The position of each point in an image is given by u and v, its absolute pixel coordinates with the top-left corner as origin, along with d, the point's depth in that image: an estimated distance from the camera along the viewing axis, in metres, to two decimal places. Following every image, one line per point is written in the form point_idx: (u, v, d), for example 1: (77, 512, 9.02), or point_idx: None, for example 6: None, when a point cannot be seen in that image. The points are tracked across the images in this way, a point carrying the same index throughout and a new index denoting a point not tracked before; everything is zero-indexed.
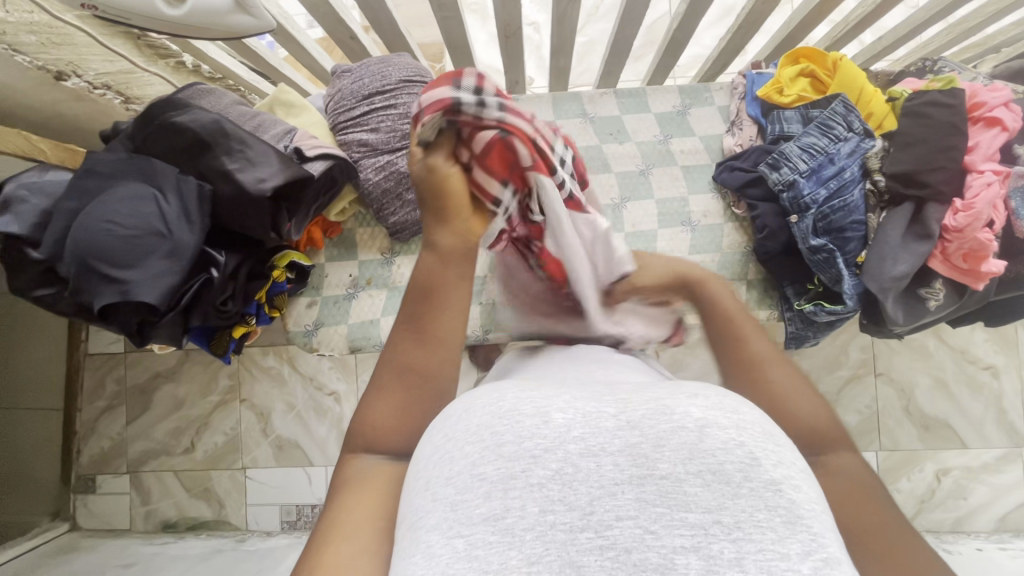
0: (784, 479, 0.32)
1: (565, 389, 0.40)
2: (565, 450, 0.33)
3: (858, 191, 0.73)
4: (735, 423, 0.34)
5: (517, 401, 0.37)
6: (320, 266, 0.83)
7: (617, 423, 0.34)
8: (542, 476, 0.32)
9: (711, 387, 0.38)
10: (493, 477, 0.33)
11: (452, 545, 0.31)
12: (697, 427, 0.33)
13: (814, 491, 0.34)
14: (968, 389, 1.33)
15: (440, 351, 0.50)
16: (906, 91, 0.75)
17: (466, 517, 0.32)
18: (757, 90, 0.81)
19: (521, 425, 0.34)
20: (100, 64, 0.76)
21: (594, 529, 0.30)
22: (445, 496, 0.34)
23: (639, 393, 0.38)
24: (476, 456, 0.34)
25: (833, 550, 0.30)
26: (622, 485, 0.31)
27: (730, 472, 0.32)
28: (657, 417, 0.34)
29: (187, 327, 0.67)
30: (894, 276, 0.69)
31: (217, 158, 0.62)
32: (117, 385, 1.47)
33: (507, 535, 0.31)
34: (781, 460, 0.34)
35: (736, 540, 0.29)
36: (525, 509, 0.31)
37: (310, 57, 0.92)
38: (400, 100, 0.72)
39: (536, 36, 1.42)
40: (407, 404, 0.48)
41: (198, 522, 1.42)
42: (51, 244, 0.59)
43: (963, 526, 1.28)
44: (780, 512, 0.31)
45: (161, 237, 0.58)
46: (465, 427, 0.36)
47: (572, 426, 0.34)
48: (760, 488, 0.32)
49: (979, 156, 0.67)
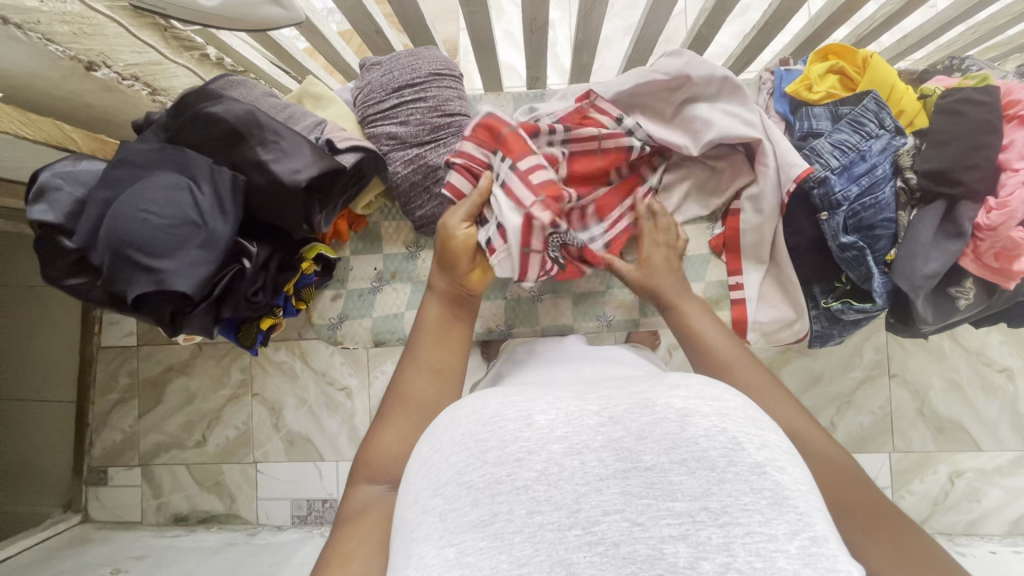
0: (768, 461, 0.34)
1: (549, 392, 0.42)
2: (549, 451, 0.35)
3: (889, 188, 0.72)
4: (716, 411, 0.36)
5: (500, 406, 0.39)
6: (345, 258, 0.83)
7: (600, 420, 0.37)
8: (527, 478, 0.34)
9: (696, 378, 0.41)
10: (479, 484, 0.35)
11: (445, 553, 0.33)
12: (677, 417, 0.36)
13: (799, 471, 0.36)
14: (983, 392, 1.32)
15: (436, 376, 0.58)
16: (937, 88, 0.75)
17: (455, 526, 0.34)
18: (787, 87, 0.80)
19: (503, 430, 0.37)
20: (129, 55, 0.75)
21: (582, 526, 0.32)
22: (433, 507, 0.36)
23: (624, 390, 0.41)
24: (463, 465, 0.36)
25: (819, 527, 0.32)
26: (606, 481, 0.33)
27: (714, 459, 0.34)
28: (638, 411, 0.37)
29: (218, 318, 0.66)
30: (925, 274, 0.68)
31: (252, 149, 0.62)
32: (129, 378, 1.47)
33: (497, 540, 0.33)
34: (764, 444, 0.36)
35: (724, 525, 0.31)
36: (513, 513, 0.33)
37: (333, 49, 0.92)
38: (429, 94, 0.73)
39: (553, 33, 1.42)
40: (409, 429, 0.53)
41: (209, 516, 1.43)
42: (85, 234, 0.59)
43: (975, 528, 1.28)
44: (765, 494, 0.33)
45: (196, 227, 0.59)
46: (451, 437, 0.39)
47: (554, 427, 0.37)
48: (744, 472, 0.33)
49: (1013, 154, 0.66)
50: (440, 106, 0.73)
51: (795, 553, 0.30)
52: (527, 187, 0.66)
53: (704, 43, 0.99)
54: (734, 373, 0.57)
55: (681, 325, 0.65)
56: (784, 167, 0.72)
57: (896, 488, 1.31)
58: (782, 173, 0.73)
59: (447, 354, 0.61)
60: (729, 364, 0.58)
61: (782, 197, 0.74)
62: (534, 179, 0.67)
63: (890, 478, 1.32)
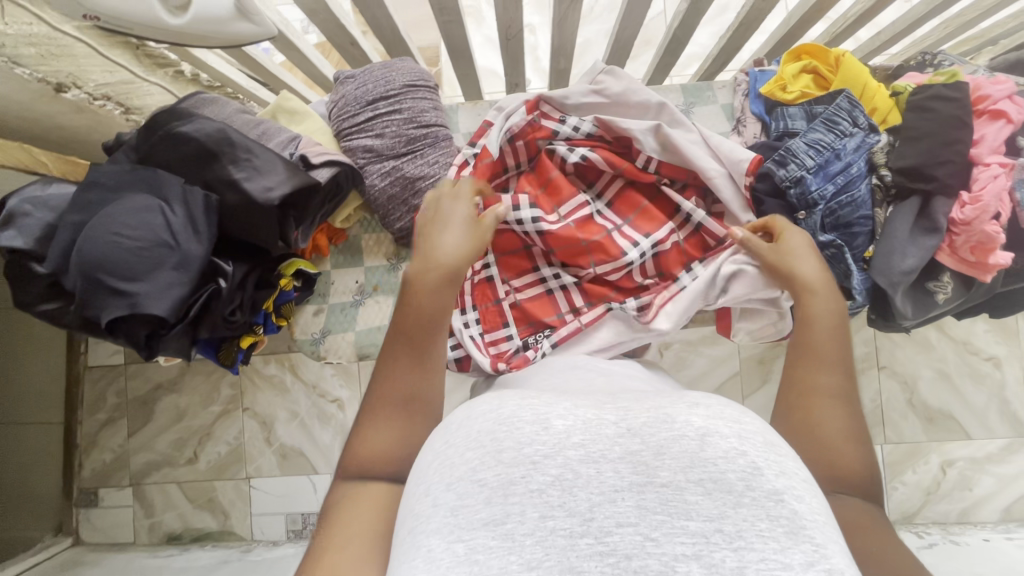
0: (787, 489, 0.34)
1: (568, 398, 0.42)
2: (565, 457, 0.35)
3: (865, 186, 0.73)
4: (736, 433, 0.36)
5: (518, 407, 0.39)
6: (326, 273, 0.82)
7: (618, 430, 0.37)
8: (542, 482, 0.34)
9: (716, 399, 0.41)
10: (493, 483, 0.35)
11: (453, 549, 0.33)
12: (697, 436, 0.36)
13: (817, 503, 0.35)
14: (971, 380, 1.33)
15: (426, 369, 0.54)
16: (909, 86, 0.75)
17: (466, 522, 0.34)
18: (760, 87, 0.82)
19: (520, 431, 0.37)
20: (100, 75, 0.75)
21: (594, 535, 0.32)
22: (445, 501, 0.36)
23: (644, 403, 0.41)
24: (477, 462, 0.36)
25: (836, 560, 0.31)
26: (622, 492, 0.33)
27: (732, 481, 0.34)
28: (657, 426, 0.37)
29: (195, 339, 0.66)
30: (904, 270, 0.69)
31: (224, 168, 0.62)
32: (117, 398, 1.45)
33: (507, 540, 0.32)
34: (783, 471, 0.35)
35: (738, 549, 0.31)
36: (525, 514, 0.33)
37: (310, 62, 0.92)
38: (405, 106, 0.72)
39: (532, 37, 1.43)
40: (400, 425, 0.51)
41: (203, 533, 1.41)
42: (56, 258, 0.58)
43: (968, 517, 1.29)
44: (782, 522, 0.32)
45: (169, 248, 0.58)
46: (466, 434, 0.39)
47: (572, 432, 0.37)
48: (761, 498, 0.33)
49: (985, 148, 0.67)
50: (416, 118, 0.73)
51: None
52: (483, 348, 0.76)
53: (678, 47, 1.00)
54: (816, 401, 0.52)
55: (801, 329, 0.58)
56: (734, 164, 0.75)
57: (889, 479, 1.31)
58: (734, 169, 0.75)
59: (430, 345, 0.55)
60: (829, 393, 0.53)
61: (745, 193, 0.75)
62: (491, 338, 0.77)
63: (884, 470, 1.32)
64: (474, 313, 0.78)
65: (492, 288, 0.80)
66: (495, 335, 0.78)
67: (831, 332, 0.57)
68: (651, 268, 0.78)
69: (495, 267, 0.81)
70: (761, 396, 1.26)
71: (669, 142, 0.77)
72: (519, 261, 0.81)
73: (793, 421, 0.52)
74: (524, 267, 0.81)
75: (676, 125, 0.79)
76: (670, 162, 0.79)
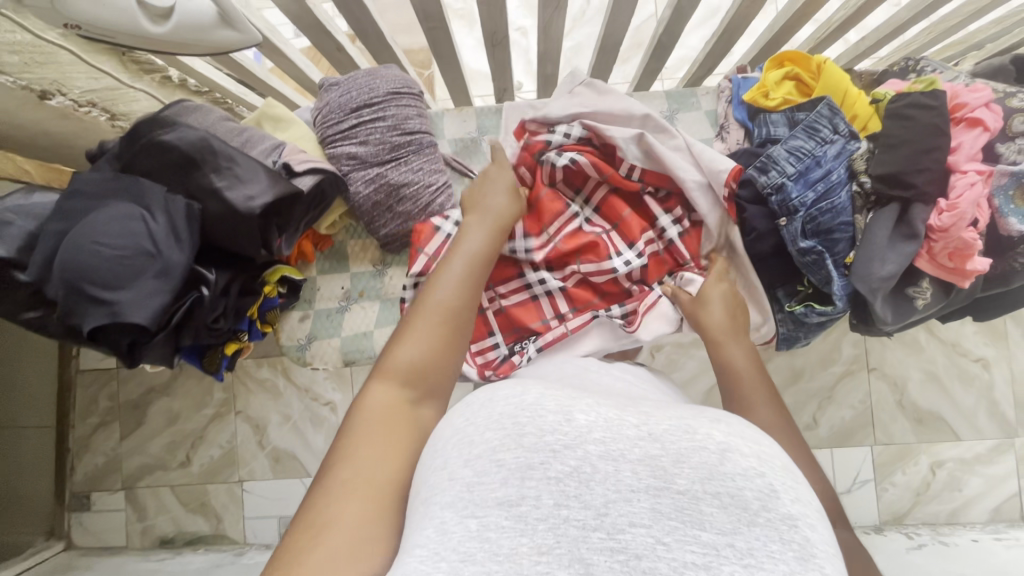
0: (801, 516, 0.33)
1: (590, 395, 0.42)
2: (586, 450, 0.35)
3: (845, 193, 0.73)
4: (756, 452, 0.36)
5: (541, 396, 0.39)
6: (312, 278, 0.83)
7: (639, 433, 0.36)
8: (559, 471, 0.34)
9: (737, 417, 0.41)
10: (512, 465, 0.35)
11: (466, 524, 0.33)
12: (717, 450, 0.35)
13: (829, 536, 0.34)
14: (961, 382, 1.34)
15: (471, 296, 0.59)
16: (888, 93, 0.76)
17: (481, 499, 0.34)
18: (744, 94, 0.83)
19: (542, 419, 0.37)
20: (84, 82, 0.76)
21: (607, 530, 0.32)
22: (462, 476, 0.36)
23: (665, 411, 0.40)
24: (497, 443, 0.36)
25: None
26: (638, 493, 0.33)
27: (748, 499, 0.33)
28: (678, 434, 0.36)
29: (178, 346, 0.66)
30: (882, 276, 0.69)
31: (205, 176, 0.62)
32: (109, 401, 1.45)
33: (520, 522, 0.33)
34: (798, 498, 0.34)
35: (748, 566, 0.31)
36: (540, 500, 0.33)
37: (297, 68, 0.92)
38: (389, 113, 0.73)
39: (523, 40, 1.44)
40: (437, 342, 0.55)
41: (196, 537, 1.41)
42: (38, 267, 0.59)
43: (958, 517, 1.30)
44: (793, 547, 0.32)
45: (151, 257, 0.58)
46: (487, 414, 0.39)
47: (593, 428, 0.36)
48: (776, 520, 0.33)
49: (962, 156, 0.68)
50: (400, 125, 0.73)
51: None
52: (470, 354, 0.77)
53: (664, 53, 1.01)
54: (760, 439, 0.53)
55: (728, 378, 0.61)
56: (713, 175, 0.76)
57: (879, 480, 1.32)
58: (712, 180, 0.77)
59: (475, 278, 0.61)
60: (768, 424, 0.54)
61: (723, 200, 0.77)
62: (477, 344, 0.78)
63: (874, 471, 1.33)
64: None
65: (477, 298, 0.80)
66: (480, 342, 0.79)
67: (756, 378, 0.59)
68: (636, 275, 0.80)
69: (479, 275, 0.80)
70: None
71: (652, 150, 0.78)
72: (507, 268, 0.81)
73: None
74: (510, 275, 0.81)
75: (660, 132, 0.80)
76: (653, 170, 0.80)
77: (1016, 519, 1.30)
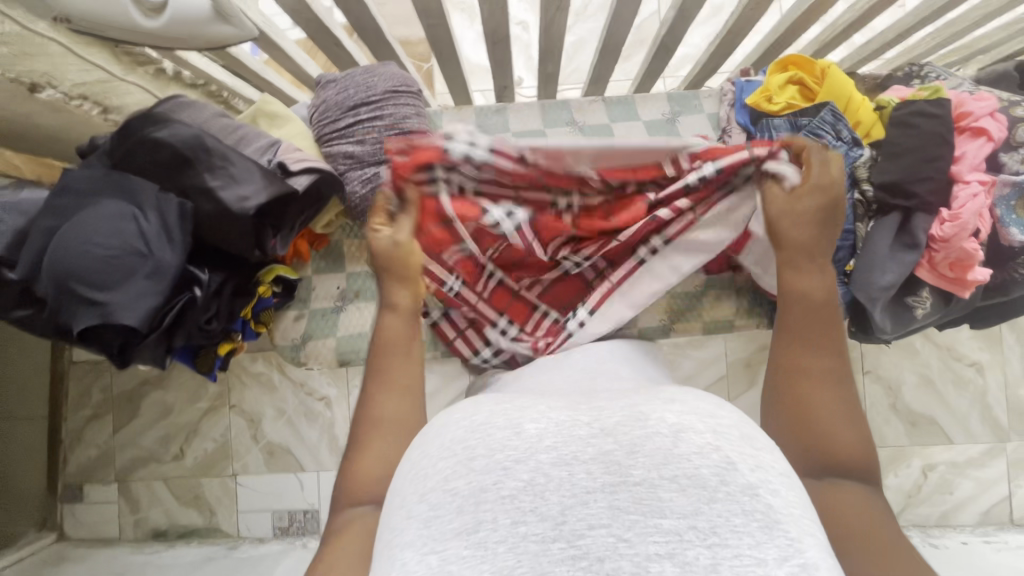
0: (761, 483, 0.36)
1: (542, 400, 0.44)
2: (537, 460, 0.36)
3: (848, 201, 0.72)
4: (709, 428, 0.38)
5: (491, 414, 0.41)
6: (307, 278, 0.82)
7: (591, 431, 0.38)
8: (513, 488, 0.35)
9: (690, 393, 0.43)
10: (464, 492, 0.36)
11: (427, 560, 0.34)
12: (670, 433, 0.37)
13: (792, 494, 0.37)
14: (955, 386, 1.34)
15: (409, 403, 0.55)
16: (893, 100, 0.75)
17: (439, 533, 0.35)
18: (747, 98, 0.83)
19: (491, 438, 0.38)
20: (76, 75, 0.74)
21: (566, 539, 0.32)
22: (418, 513, 0.37)
23: (615, 402, 0.42)
24: (449, 472, 0.38)
25: (810, 555, 0.33)
26: (594, 493, 0.34)
27: (705, 477, 0.35)
28: (630, 424, 0.38)
29: (170, 346, 0.66)
30: (882, 286, 0.69)
31: (198, 175, 0.61)
32: (102, 393, 1.43)
33: (480, 549, 0.33)
34: (758, 465, 0.37)
35: (712, 545, 0.32)
36: (497, 522, 0.34)
37: (294, 62, 0.91)
38: (386, 112, 0.72)
39: (524, 35, 1.42)
40: (390, 449, 0.52)
41: (189, 530, 1.40)
42: (27, 265, 0.58)
43: (948, 520, 1.31)
44: (757, 517, 0.34)
45: (142, 257, 0.57)
46: (440, 444, 0.40)
47: (545, 436, 0.38)
48: (736, 492, 0.34)
49: (965, 166, 0.67)
50: (397, 124, 0.72)
51: None
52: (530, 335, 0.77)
53: (667, 54, 1.00)
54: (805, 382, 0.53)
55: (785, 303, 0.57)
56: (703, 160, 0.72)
57: None
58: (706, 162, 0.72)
59: (405, 370, 0.57)
60: (819, 374, 0.53)
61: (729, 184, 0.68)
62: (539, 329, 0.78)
63: None
64: (504, 317, 0.80)
65: (509, 293, 0.81)
66: (538, 325, 0.78)
67: (824, 315, 0.55)
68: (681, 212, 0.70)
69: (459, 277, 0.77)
70: (746, 400, 1.26)
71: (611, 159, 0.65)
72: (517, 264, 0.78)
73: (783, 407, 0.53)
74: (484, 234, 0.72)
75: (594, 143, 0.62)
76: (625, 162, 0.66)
77: (1005, 522, 1.31)
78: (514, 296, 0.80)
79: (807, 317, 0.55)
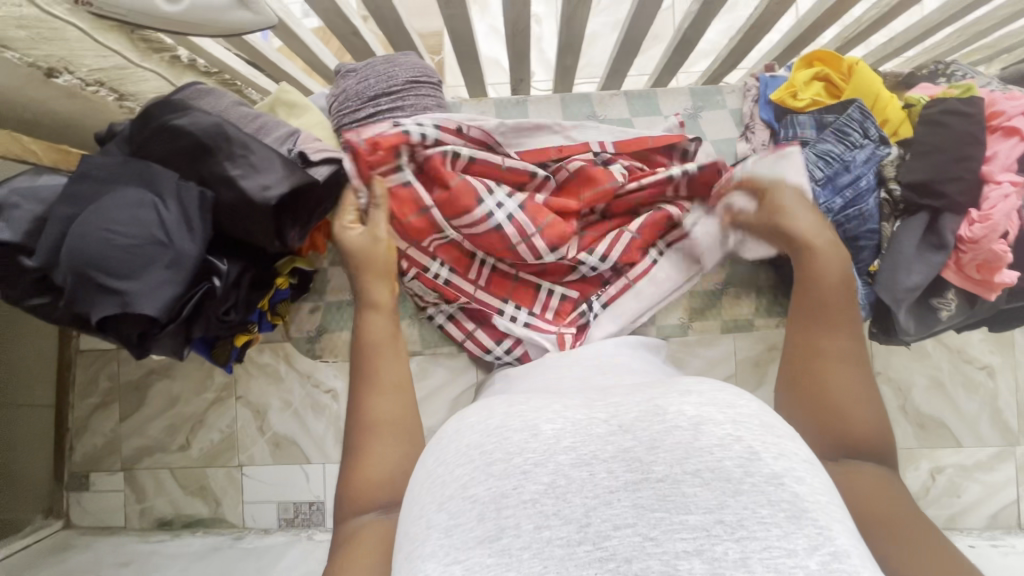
0: (786, 471, 0.35)
1: (556, 400, 0.43)
2: (557, 463, 0.36)
3: (873, 200, 0.71)
4: (730, 418, 0.37)
5: (506, 417, 0.40)
6: (323, 270, 0.81)
7: (610, 428, 0.37)
8: (535, 491, 0.35)
9: (708, 382, 0.42)
10: (486, 498, 0.35)
11: (451, 570, 0.33)
12: (691, 425, 0.36)
13: (818, 480, 0.36)
14: (965, 389, 1.33)
15: (404, 403, 0.56)
16: (922, 98, 0.73)
17: (462, 541, 0.34)
18: (772, 94, 0.82)
19: (509, 441, 0.38)
20: (92, 59, 0.72)
21: (593, 541, 0.32)
22: (438, 523, 0.36)
23: (632, 397, 0.41)
24: (467, 478, 0.37)
25: (841, 542, 0.32)
26: (618, 493, 0.34)
27: (730, 469, 0.34)
28: (649, 419, 0.37)
29: (188, 337, 0.65)
30: (907, 287, 0.69)
31: (218, 163, 0.60)
32: (109, 382, 1.42)
33: (505, 556, 0.32)
34: (781, 453, 0.36)
35: (740, 539, 0.31)
36: (521, 527, 0.33)
37: (310, 52, 0.89)
38: (408, 103, 0.73)
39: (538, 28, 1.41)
40: (399, 453, 0.52)
41: (194, 520, 1.40)
42: (45, 252, 0.57)
43: (956, 522, 1.31)
44: (783, 507, 0.33)
45: (160, 245, 0.56)
46: (455, 450, 0.40)
47: (562, 437, 0.37)
48: (762, 482, 0.34)
49: (997, 166, 0.65)
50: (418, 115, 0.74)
51: (815, 568, 0.30)
52: (547, 324, 0.78)
53: (687, 50, 0.98)
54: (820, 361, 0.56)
55: (810, 281, 0.59)
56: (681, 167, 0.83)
57: None
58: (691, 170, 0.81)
59: (398, 366, 0.58)
60: (839, 354, 0.56)
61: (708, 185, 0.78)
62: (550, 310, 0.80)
63: None
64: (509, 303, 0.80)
65: (509, 277, 0.81)
66: (547, 307, 0.80)
67: (845, 291, 0.59)
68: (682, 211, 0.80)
69: (445, 263, 0.79)
70: None
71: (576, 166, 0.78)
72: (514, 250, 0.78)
73: (797, 382, 0.57)
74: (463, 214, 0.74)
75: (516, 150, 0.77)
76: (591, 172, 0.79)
77: (1012, 526, 1.30)
78: (516, 280, 0.80)
79: (829, 296, 0.59)
